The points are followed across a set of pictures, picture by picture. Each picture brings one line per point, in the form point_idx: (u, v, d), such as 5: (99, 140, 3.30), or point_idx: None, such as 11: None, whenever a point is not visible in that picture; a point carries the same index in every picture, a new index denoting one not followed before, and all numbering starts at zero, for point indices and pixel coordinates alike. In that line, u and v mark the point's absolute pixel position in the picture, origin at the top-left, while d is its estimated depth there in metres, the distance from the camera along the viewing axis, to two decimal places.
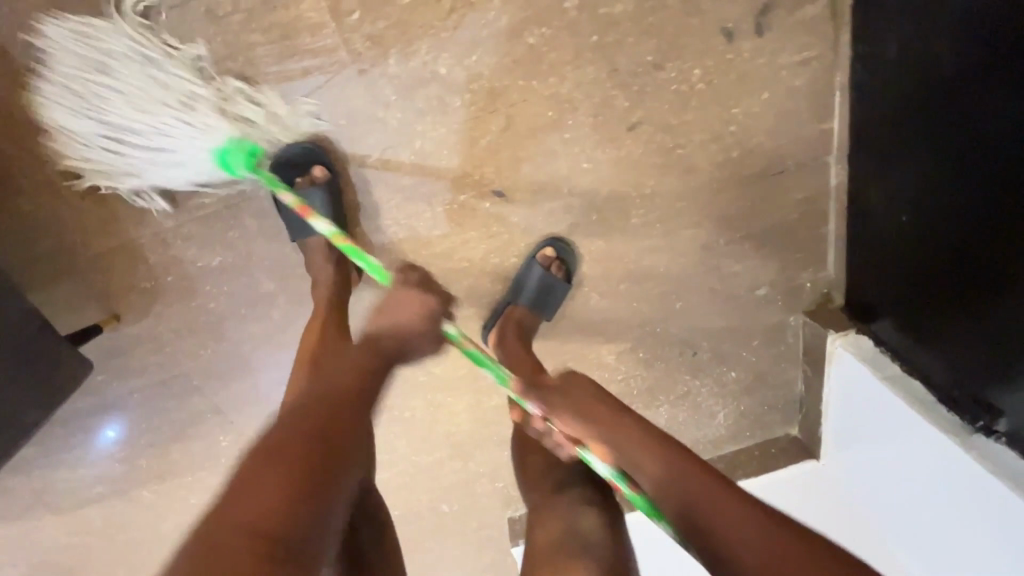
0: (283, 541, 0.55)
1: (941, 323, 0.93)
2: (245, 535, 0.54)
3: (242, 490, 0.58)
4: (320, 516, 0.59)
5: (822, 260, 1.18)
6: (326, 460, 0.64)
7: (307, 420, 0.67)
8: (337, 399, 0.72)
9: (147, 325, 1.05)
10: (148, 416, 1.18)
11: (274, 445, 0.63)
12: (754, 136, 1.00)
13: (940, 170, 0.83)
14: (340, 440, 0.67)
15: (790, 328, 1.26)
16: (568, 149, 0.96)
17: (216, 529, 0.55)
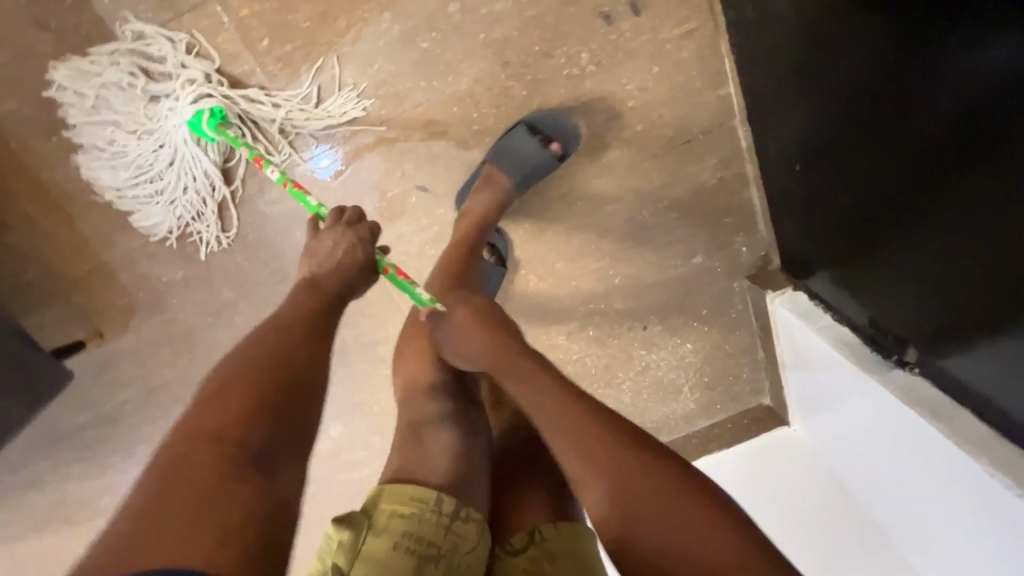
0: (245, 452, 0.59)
1: (850, 262, 0.97)
2: (196, 478, 0.55)
3: (188, 438, 0.58)
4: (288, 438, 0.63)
5: (752, 223, 1.21)
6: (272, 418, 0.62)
7: (259, 376, 0.65)
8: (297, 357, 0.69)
9: (127, 338, 1.17)
10: (141, 427, 1.29)
11: (221, 396, 0.62)
12: (648, 109, 1.08)
13: (823, 112, 0.88)
14: (297, 400, 0.65)
15: (735, 295, 1.28)
16: (478, 139, 1.07)
17: (195, 443, 0.58)
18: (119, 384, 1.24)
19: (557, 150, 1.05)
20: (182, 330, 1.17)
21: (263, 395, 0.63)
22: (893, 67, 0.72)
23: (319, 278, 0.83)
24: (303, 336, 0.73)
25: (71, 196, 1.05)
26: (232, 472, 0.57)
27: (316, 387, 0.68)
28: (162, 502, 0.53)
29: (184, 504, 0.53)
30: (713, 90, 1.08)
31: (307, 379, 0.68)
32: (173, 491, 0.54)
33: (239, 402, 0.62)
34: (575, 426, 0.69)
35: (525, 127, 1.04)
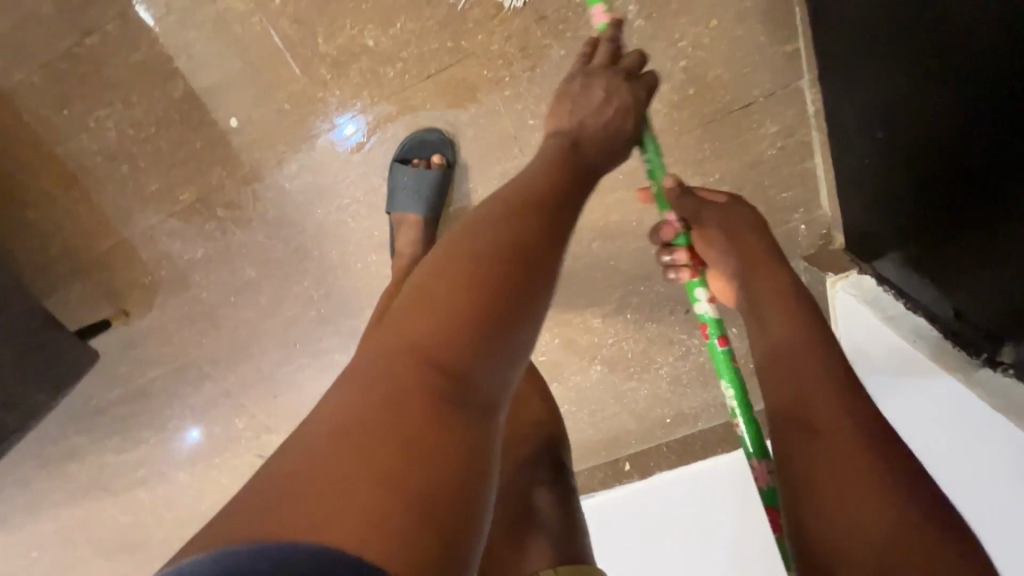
0: (453, 379, 0.44)
1: (935, 244, 0.84)
2: (415, 356, 0.45)
3: (413, 299, 0.49)
4: (499, 363, 0.47)
5: (814, 198, 1.09)
6: (511, 281, 0.49)
7: (501, 230, 0.52)
8: (542, 210, 0.56)
9: (153, 316, 1.15)
10: (173, 404, 1.29)
11: (459, 253, 0.51)
12: (701, 69, 0.97)
13: (908, 74, 0.75)
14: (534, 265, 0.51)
15: (790, 276, 1.17)
16: (511, 107, 0.96)
17: (404, 361, 0.45)
18: (149, 361, 1.23)
19: (440, 165, 0.98)
20: (205, 310, 1.14)
21: (484, 288, 0.48)
22: (988, 14, 0.60)
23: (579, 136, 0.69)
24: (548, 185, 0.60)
25: (88, 171, 1.01)
26: (443, 398, 0.43)
27: (553, 258, 0.53)
28: (380, 381, 0.44)
29: (395, 387, 0.43)
30: (776, 47, 0.96)
31: (540, 264, 0.51)
32: (366, 437, 0.40)
33: (459, 297, 0.47)
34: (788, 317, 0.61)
35: (398, 163, 0.99)
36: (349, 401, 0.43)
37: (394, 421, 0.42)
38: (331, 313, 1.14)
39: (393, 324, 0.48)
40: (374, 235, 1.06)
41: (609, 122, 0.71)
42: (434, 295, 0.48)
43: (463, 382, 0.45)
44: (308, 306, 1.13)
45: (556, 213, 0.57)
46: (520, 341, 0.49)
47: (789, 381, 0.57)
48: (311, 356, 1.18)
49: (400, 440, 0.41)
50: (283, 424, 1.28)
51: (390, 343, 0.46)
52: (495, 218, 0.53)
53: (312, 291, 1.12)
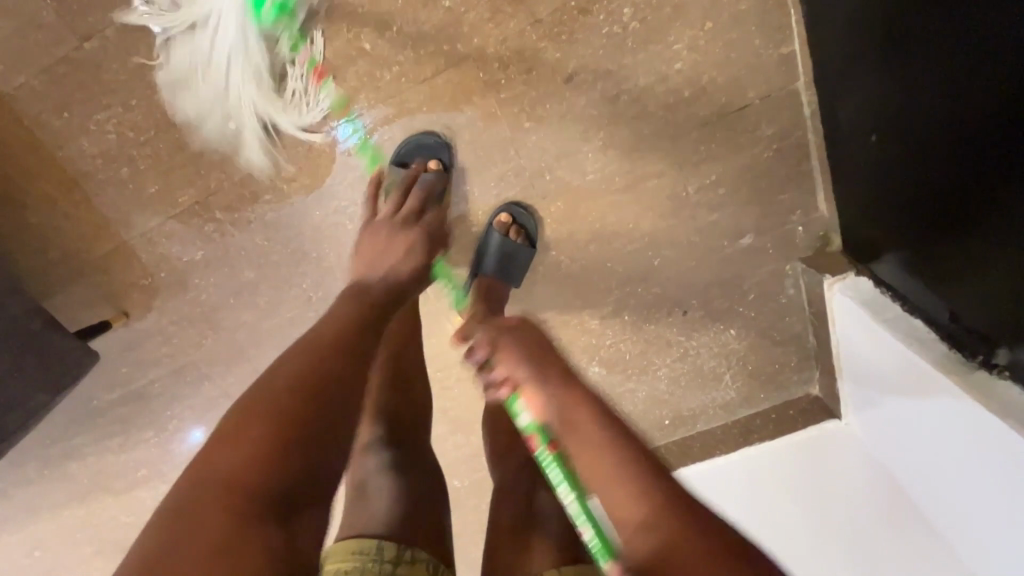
0: (261, 503, 0.49)
1: (930, 246, 0.84)
2: (218, 486, 0.49)
3: (218, 437, 0.53)
4: (310, 468, 0.54)
5: (811, 200, 1.09)
6: (309, 413, 0.56)
7: (295, 370, 0.59)
8: (336, 344, 0.64)
9: (152, 318, 1.16)
10: (172, 404, 1.30)
11: (258, 396, 0.56)
12: (697, 72, 0.96)
13: (903, 75, 0.75)
14: (332, 395, 0.58)
15: (789, 277, 1.17)
16: (508, 110, 0.97)
17: (209, 494, 0.49)
18: (148, 362, 1.24)
19: (437, 170, 0.97)
20: (204, 311, 1.15)
21: (281, 424, 0.54)
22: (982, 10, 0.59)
23: (364, 282, 0.79)
24: (336, 324, 0.68)
25: (88, 174, 1.02)
26: (246, 519, 0.48)
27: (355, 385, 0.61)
28: (187, 512, 0.48)
29: (200, 515, 0.47)
30: (772, 49, 0.96)
31: (340, 395, 0.59)
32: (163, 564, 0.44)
33: (262, 436, 0.53)
34: (617, 460, 0.63)
35: (394, 166, 0.99)
36: (157, 536, 0.46)
37: (197, 544, 0.46)
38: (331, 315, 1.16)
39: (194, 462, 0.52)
40: None
41: (395, 264, 0.82)
42: (247, 428, 0.53)
43: (277, 500, 0.50)
44: (306, 308, 1.15)
45: (351, 345, 0.65)
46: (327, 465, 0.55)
47: (624, 507, 0.60)
48: None
49: (202, 562, 0.44)
50: None
51: (191, 479, 0.51)
52: (292, 362, 0.60)
53: (310, 293, 1.13)
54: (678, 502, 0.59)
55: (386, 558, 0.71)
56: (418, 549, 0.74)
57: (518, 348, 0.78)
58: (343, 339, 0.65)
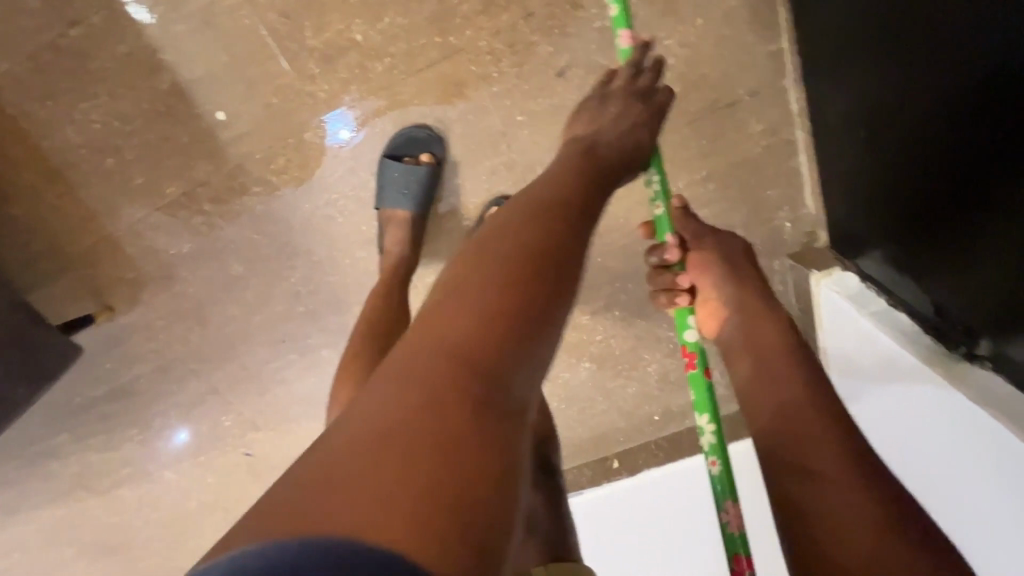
0: (486, 380, 0.45)
1: (916, 239, 0.85)
2: (447, 359, 0.45)
3: (423, 315, 0.50)
4: (527, 360, 0.48)
5: (798, 196, 1.10)
6: (524, 298, 0.50)
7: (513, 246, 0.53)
8: (551, 223, 0.57)
9: (138, 312, 1.15)
10: (158, 400, 1.30)
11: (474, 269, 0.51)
12: (687, 67, 0.97)
13: (889, 70, 0.76)
14: (547, 283, 0.52)
15: (775, 274, 1.18)
16: (500, 103, 0.97)
17: (434, 368, 0.45)
18: (134, 358, 1.23)
19: (429, 162, 0.98)
20: (192, 305, 1.14)
21: (500, 305, 0.49)
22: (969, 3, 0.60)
23: (588, 145, 0.73)
24: (547, 196, 0.61)
25: (73, 164, 1.00)
26: (477, 407, 0.43)
27: (571, 275, 0.55)
28: (401, 380, 0.44)
29: (431, 391, 0.43)
30: (760, 46, 0.97)
31: (556, 285, 0.53)
32: (396, 441, 0.40)
33: (485, 311, 0.49)
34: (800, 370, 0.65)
35: (388, 159, 0.98)
36: (379, 405, 0.43)
37: (439, 422, 0.42)
38: (321, 309, 1.16)
39: (412, 333, 0.48)
40: (362, 232, 1.07)
41: (623, 137, 0.75)
42: (463, 301, 0.49)
43: (495, 386, 0.45)
44: (296, 302, 1.15)
45: (563, 226, 0.58)
46: (539, 359, 0.50)
47: (790, 405, 0.63)
48: (298, 351, 1.21)
49: (433, 436, 0.41)
50: (270, 422, 1.32)
51: (409, 350, 0.47)
52: (509, 236, 0.55)
53: (300, 287, 1.13)
54: (855, 436, 0.59)
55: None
56: None
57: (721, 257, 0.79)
58: (560, 217, 0.59)
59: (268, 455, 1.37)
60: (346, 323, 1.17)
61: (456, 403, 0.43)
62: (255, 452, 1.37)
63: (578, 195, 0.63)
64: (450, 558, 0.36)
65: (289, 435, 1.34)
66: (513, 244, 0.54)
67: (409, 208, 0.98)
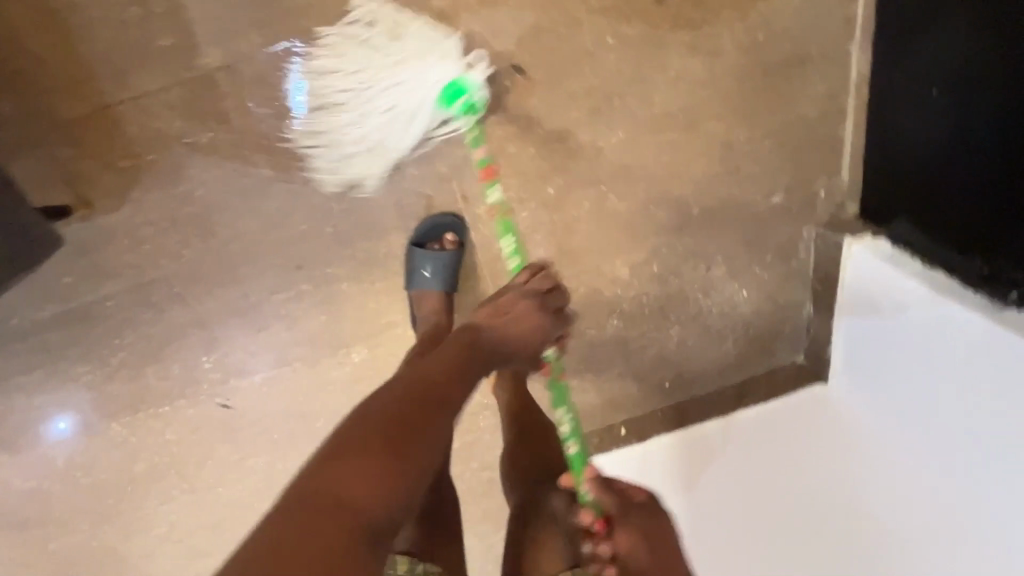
0: (369, 533, 0.57)
1: (984, 174, 0.89)
2: (342, 510, 0.56)
3: (318, 462, 0.59)
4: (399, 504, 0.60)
5: (836, 165, 1.16)
6: (403, 458, 0.62)
7: (391, 407, 0.66)
8: (430, 388, 0.70)
9: (122, 215, 0.97)
10: (124, 331, 1.08)
11: (360, 424, 0.63)
12: (770, 18, 1.03)
13: (994, 3, 0.80)
14: (417, 447, 0.64)
15: (801, 242, 1.22)
16: (594, 22, 0.98)
17: (331, 515, 0.56)
18: (102, 274, 1.02)
19: (452, 244, 1.06)
20: (194, 215, 0.98)
21: (386, 463, 0.60)
22: None
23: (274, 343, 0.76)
24: (432, 370, 0.74)
25: (99, 9, 0.88)
26: (357, 552, 0.55)
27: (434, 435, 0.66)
28: (300, 519, 0.54)
29: (310, 534, 0.53)
30: (835, 8, 1.05)
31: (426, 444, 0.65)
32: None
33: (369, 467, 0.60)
34: None
35: (414, 247, 1.05)
36: (274, 537, 0.53)
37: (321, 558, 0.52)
38: (350, 232, 1.04)
39: (303, 475, 0.59)
40: (419, 144, 0.99)
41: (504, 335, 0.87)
42: (346, 459, 0.60)
43: (375, 534, 0.57)
44: (324, 222, 1.03)
45: (439, 390, 0.71)
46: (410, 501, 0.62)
47: None
48: (313, 280, 1.08)
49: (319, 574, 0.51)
50: (263, 365, 1.16)
51: (306, 485, 0.58)
52: (394, 402, 0.66)
53: (332, 204, 1.02)
54: None
55: (399, 571, 0.82)
56: (425, 563, 0.84)
57: (647, 524, 0.83)
58: (443, 385, 0.72)
59: (248, 409, 1.20)
60: (376, 253, 1.07)
61: (343, 541, 0.54)
62: (233, 404, 1.19)
63: (451, 357, 0.77)
64: None
65: (285, 384, 1.18)
66: (365, 412, 0.65)
67: (436, 288, 1.06)
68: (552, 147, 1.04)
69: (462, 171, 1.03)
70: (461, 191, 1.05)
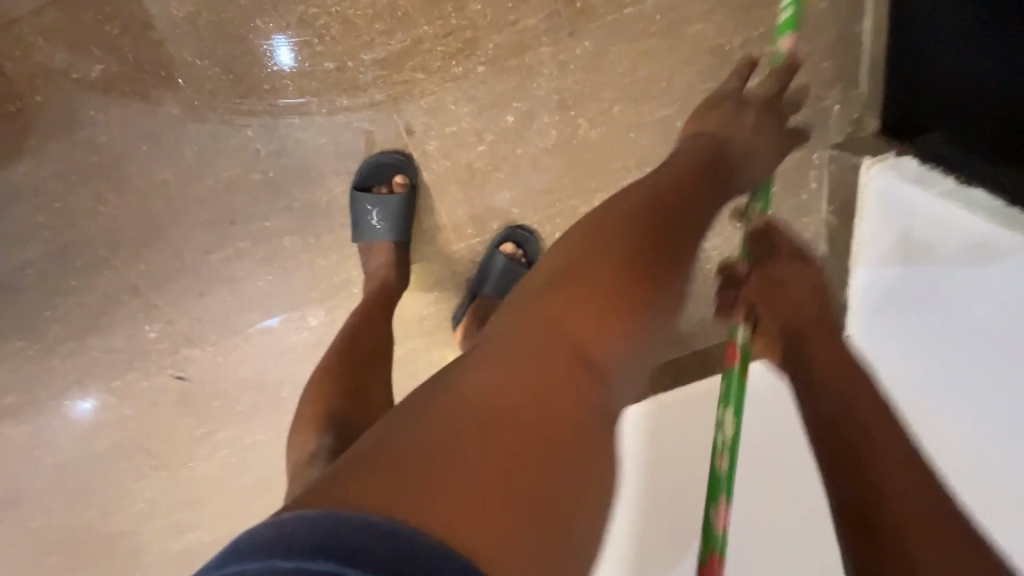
0: (583, 373, 0.50)
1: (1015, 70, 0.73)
2: (547, 342, 0.51)
3: (540, 289, 0.54)
4: (609, 354, 0.52)
5: (852, 74, 0.98)
6: (626, 296, 0.54)
7: (627, 247, 0.57)
8: (678, 218, 0.61)
9: (25, 168, 0.91)
10: (56, 301, 1.00)
11: (590, 253, 0.56)
12: None
13: None
14: (639, 286, 0.55)
15: (813, 168, 1.02)
16: None
17: (545, 349, 0.50)
18: (23, 234, 0.95)
19: (401, 186, 0.94)
20: (100, 163, 0.90)
21: (599, 294, 0.53)
22: None
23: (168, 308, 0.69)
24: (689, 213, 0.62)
25: None
26: (577, 399, 0.49)
27: (677, 282, 0.57)
28: (505, 350, 0.50)
29: (522, 367, 0.49)
30: None
31: (656, 288, 0.56)
32: (494, 420, 0.45)
33: (580, 298, 0.53)
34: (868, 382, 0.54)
35: (357, 191, 0.93)
36: (480, 364, 0.49)
37: (535, 398, 0.47)
38: (282, 178, 0.93)
39: (516, 308, 0.54)
40: (345, 68, 0.88)
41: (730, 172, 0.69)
42: (562, 301, 0.53)
43: (581, 375, 0.50)
44: (252, 168, 0.93)
45: (689, 223, 0.62)
46: (639, 349, 0.54)
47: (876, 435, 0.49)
48: (250, 236, 0.97)
49: (511, 415, 0.46)
50: (211, 335, 1.06)
51: (517, 318, 0.53)
52: (623, 237, 0.57)
53: (259, 146, 0.91)
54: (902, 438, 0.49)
55: None
56: None
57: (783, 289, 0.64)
58: (694, 215, 0.62)
59: (202, 384, 1.10)
60: (316, 202, 0.96)
61: (548, 379, 0.48)
62: (189, 375, 1.09)
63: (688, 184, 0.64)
64: (493, 532, 0.40)
65: (236, 353, 1.07)
66: (598, 242, 0.57)
67: (384, 238, 0.93)
68: (506, 63, 0.90)
69: (404, 99, 0.90)
70: (405, 123, 0.92)
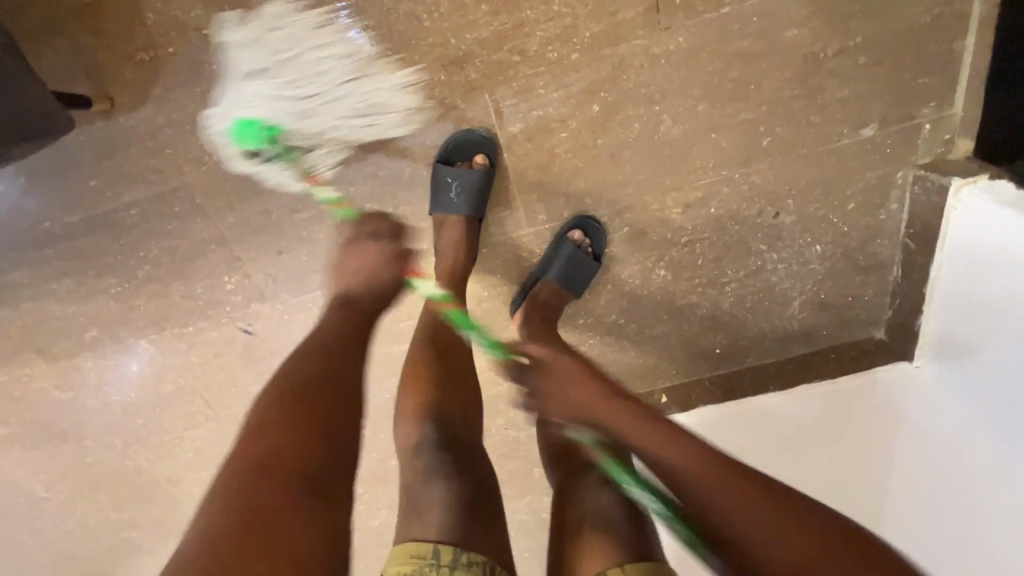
0: (306, 480, 0.55)
1: None
2: (258, 466, 0.54)
3: (246, 430, 0.57)
4: (328, 452, 0.58)
5: (948, 92, 0.96)
6: (323, 409, 0.60)
7: (308, 371, 0.63)
8: (339, 343, 0.69)
9: (146, 114, 0.98)
10: (150, 244, 1.08)
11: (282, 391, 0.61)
12: None
13: None
14: (330, 394, 0.62)
15: (896, 188, 1.01)
16: None
17: (254, 473, 0.53)
18: (132, 176, 1.02)
19: (482, 165, 0.97)
20: (213, 117, 0.98)
21: (294, 413, 0.58)
22: None
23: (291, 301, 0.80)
24: (335, 343, 0.69)
25: None
26: (297, 500, 0.53)
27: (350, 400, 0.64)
28: (234, 481, 0.53)
29: (251, 488, 0.52)
30: None
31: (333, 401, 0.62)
32: (221, 543, 0.47)
33: (289, 419, 0.58)
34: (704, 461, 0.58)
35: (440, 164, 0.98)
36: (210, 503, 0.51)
37: (260, 502, 0.51)
38: (374, 146, 0.99)
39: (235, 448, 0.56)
40: (448, 47, 0.93)
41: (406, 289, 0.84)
42: (274, 428, 0.57)
43: (310, 477, 0.55)
44: (346, 134, 0.98)
45: (346, 349, 0.69)
46: (343, 453, 0.60)
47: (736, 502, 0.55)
48: (335, 200, 1.02)
49: (253, 525, 0.49)
50: (285, 293, 1.10)
51: (237, 454, 0.55)
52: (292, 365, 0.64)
53: (356, 114, 0.97)
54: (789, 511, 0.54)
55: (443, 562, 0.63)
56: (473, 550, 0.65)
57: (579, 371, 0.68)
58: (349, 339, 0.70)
59: (268, 340, 1.15)
60: (401, 173, 1.00)
61: (274, 493, 0.52)
62: (255, 330, 1.14)
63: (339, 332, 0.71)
64: None
65: (304, 314, 1.12)
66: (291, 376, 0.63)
67: (462, 213, 0.98)
68: (600, 54, 0.93)
69: (498, 80, 0.94)
70: (495, 104, 0.96)
